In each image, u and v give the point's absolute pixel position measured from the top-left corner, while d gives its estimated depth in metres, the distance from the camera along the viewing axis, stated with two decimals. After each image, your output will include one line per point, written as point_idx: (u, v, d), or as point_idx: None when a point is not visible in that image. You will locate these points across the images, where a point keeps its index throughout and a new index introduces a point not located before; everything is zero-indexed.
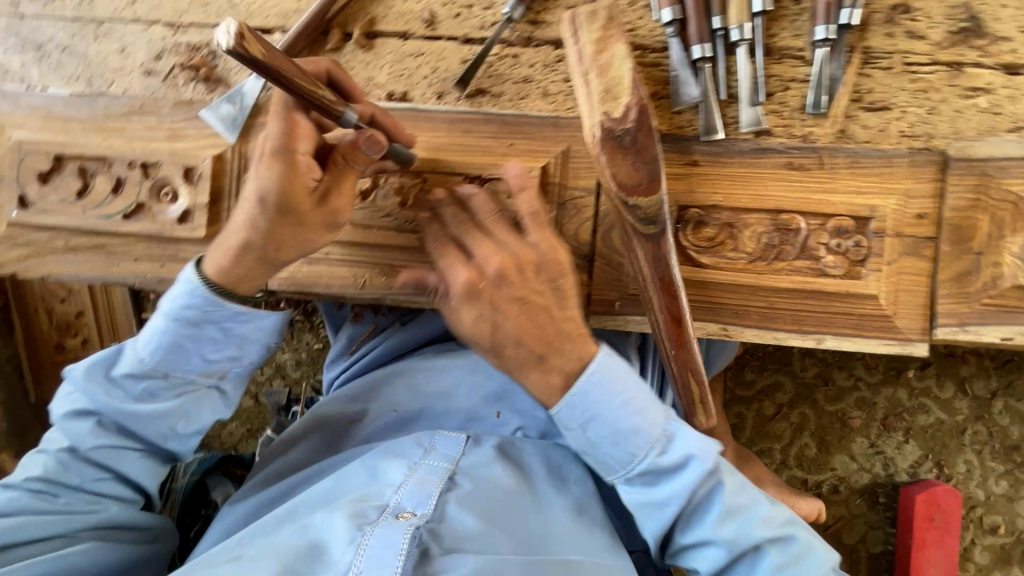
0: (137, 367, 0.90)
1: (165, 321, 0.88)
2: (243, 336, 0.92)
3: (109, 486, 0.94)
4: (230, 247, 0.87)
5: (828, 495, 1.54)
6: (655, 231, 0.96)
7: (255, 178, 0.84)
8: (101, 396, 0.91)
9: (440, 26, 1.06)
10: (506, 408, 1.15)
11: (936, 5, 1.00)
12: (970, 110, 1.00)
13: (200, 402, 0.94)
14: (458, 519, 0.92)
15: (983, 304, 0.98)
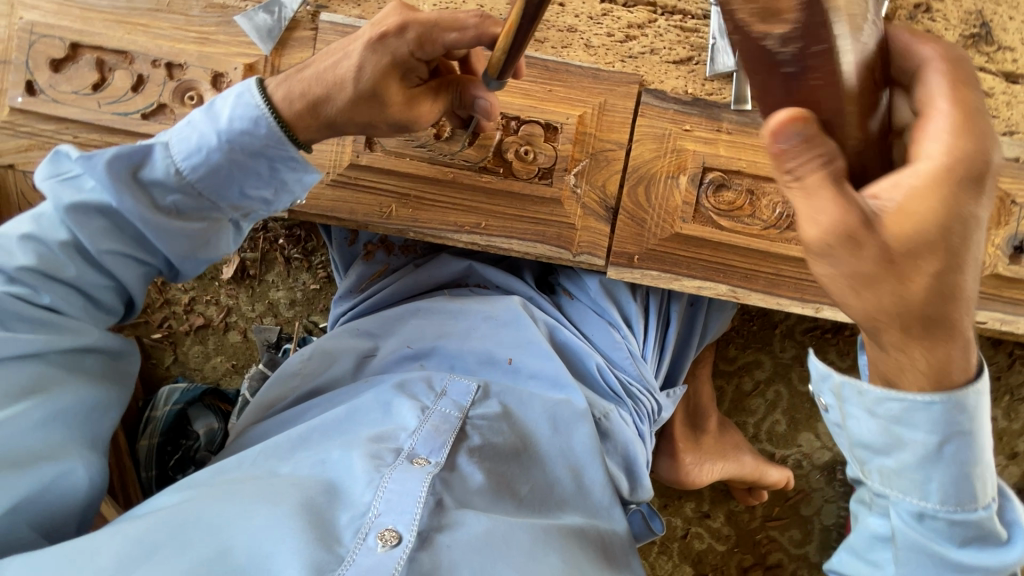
0: (173, 176, 0.87)
1: (214, 140, 0.85)
2: (285, 183, 0.92)
3: (100, 294, 0.93)
4: (293, 87, 0.86)
5: (792, 469, 1.64)
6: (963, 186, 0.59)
7: (359, 53, 0.85)
8: (120, 195, 0.84)
9: None
10: (520, 356, 1.15)
11: (954, 9, 1.08)
12: None
13: (223, 232, 0.93)
14: (468, 470, 0.94)
15: None
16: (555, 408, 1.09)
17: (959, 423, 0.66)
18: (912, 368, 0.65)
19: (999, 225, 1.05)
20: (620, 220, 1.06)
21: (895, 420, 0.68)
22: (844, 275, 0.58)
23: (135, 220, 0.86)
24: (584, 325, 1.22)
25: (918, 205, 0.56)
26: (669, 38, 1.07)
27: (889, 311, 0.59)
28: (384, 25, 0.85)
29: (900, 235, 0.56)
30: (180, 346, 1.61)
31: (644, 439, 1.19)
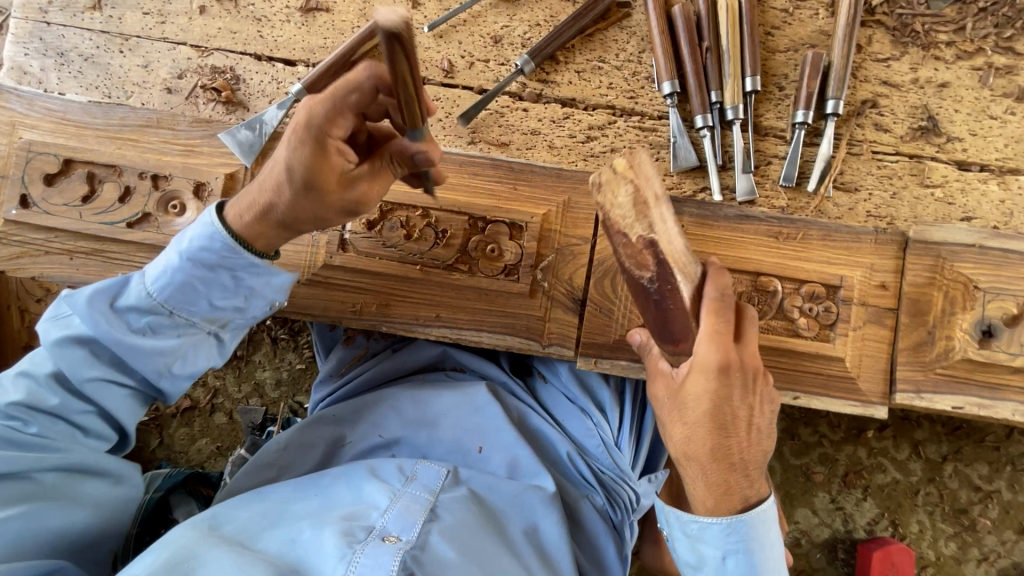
0: (145, 301, 0.91)
1: (177, 260, 0.89)
2: (251, 289, 0.94)
3: (88, 419, 0.95)
4: (245, 214, 0.89)
5: (790, 547, 1.59)
6: (709, 386, 0.85)
7: (284, 150, 0.84)
8: (102, 325, 0.90)
9: (458, 75, 1.13)
10: (489, 443, 1.17)
11: (901, 103, 1.13)
12: (927, 198, 1.12)
13: (199, 346, 0.96)
14: (439, 548, 0.92)
15: (936, 373, 1.07)
16: (520, 494, 1.10)
17: (733, 541, 0.87)
18: (699, 493, 0.88)
19: (965, 309, 1.07)
20: (587, 312, 1.08)
21: (696, 537, 0.89)
22: (675, 402, 0.88)
23: (113, 345, 0.90)
24: (557, 411, 1.23)
25: (695, 385, 0.86)
26: (628, 137, 1.12)
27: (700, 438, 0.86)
28: (301, 117, 0.84)
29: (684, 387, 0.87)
30: (166, 429, 1.62)
31: (622, 531, 1.16)
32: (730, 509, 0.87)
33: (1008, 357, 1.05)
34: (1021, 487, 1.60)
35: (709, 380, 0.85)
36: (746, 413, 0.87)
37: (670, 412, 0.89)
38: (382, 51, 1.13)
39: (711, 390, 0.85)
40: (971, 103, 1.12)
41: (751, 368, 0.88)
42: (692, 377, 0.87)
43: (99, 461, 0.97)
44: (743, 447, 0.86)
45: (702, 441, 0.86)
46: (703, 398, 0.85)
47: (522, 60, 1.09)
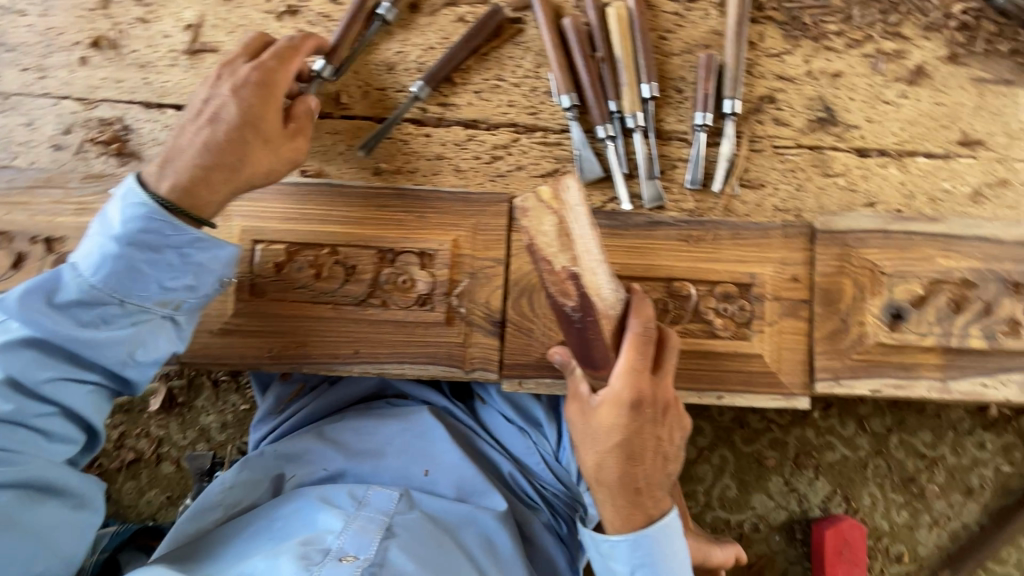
0: (88, 293, 0.90)
1: (114, 247, 0.89)
2: (201, 264, 0.94)
3: (48, 421, 0.91)
4: (181, 176, 0.92)
5: (749, 533, 1.61)
6: (621, 419, 0.88)
7: (229, 98, 0.95)
8: (46, 322, 0.88)
9: (356, 106, 1.11)
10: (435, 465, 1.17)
11: (797, 96, 1.14)
12: (831, 187, 1.13)
13: (156, 332, 0.95)
14: (397, 563, 0.93)
15: (852, 359, 1.09)
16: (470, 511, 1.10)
17: (640, 556, 0.91)
18: (610, 515, 0.92)
19: (874, 295, 1.09)
20: (508, 333, 1.08)
21: (606, 554, 0.94)
22: (591, 431, 0.90)
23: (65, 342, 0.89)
24: (498, 431, 1.22)
25: (610, 417, 0.88)
26: (534, 154, 1.12)
27: (610, 468, 0.90)
28: (249, 73, 0.96)
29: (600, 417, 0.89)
30: (113, 484, 1.58)
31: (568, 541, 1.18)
32: (634, 527, 0.91)
33: (918, 337, 1.08)
34: (964, 450, 1.64)
35: (622, 415, 0.88)
36: (655, 445, 0.91)
37: (583, 440, 0.91)
38: None
39: (626, 423, 0.88)
40: (865, 90, 1.14)
41: (664, 399, 0.91)
42: (608, 409, 0.89)
43: (61, 476, 0.91)
44: (649, 476, 0.90)
45: (612, 469, 0.90)
46: (615, 429, 0.88)
47: (417, 86, 1.09)
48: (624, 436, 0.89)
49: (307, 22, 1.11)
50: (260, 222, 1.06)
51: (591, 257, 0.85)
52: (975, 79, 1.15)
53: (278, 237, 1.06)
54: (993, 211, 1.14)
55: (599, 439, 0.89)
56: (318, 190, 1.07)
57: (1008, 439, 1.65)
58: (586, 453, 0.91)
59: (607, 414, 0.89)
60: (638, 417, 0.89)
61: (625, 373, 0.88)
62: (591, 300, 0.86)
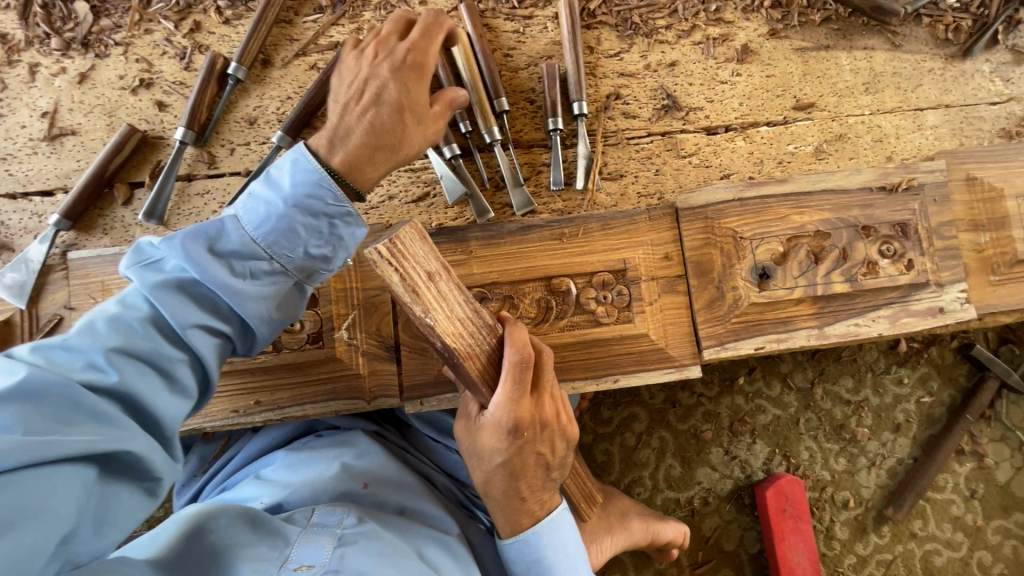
0: (247, 246, 0.88)
1: (285, 206, 0.89)
2: (342, 240, 0.93)
3: (184, 370, 0.84)
4: (350, 151, 0.95)
5: (700, 508, 1.65)
6: (502, 445, 0.92)
7: (375, 70, 0.98)
8: (210, 270, 0.85)
9: (222, 164, 1.14)
10: (375, 479, 1.11)
11: (641, 89, 1.22)
12: (687, 167, 1.21)
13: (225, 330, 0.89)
14: (356, 565, 0.86)
15: (733, 323, 1.15)
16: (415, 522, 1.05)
17: (530, 552, 1.00)
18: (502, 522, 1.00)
19: (740, 259, 1.16)
20: (403, 356, 1.11)
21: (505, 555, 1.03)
22: (476, 451, 0.95)
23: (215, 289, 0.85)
24: (433, 450, 1.26)
25: (491, 438, 0.92)
26: (402, 181, 1.18)
27: (496, 483, 0.97)
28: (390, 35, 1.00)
29: (482, 440, 0.93)
30: None
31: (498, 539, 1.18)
32: (520, 529, 1.00)
33: (787, 292, 1.15)
34: (884, 389, 1.73)
35: (503, 439, 0.92)
36: (538, 458, 0.96)
37: (471, 461, 0.97)
38: (141, 160, 1.13)
39: (506, 445, 0.92)
40: (701, 74, 1.23)
41: (547, 414, 0.94)
42: (489, 434, 0.92)
43: (154, 454, 0.79)
44: (532, 486, 0.98)
45: (499, 483, 0.96)
46: (496, 450, 0.93)
47: (278, 137, 1.12)
48: (508, 455, 0.93)
49: (162, 92, 1.14)
50: None
51: (444, 303, 0.85)
52: (798, 49, 1.25)
53: None
54: (836, 164, 1.23)
55: (482, 459, 0.95)
56: None
57: (923, 371, 1.75)
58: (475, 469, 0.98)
59: (489, 437, 0.92)
60: (519, 439, 0.92)
61: (504, 398, 0.89)
62: (454, 344, 0.86)
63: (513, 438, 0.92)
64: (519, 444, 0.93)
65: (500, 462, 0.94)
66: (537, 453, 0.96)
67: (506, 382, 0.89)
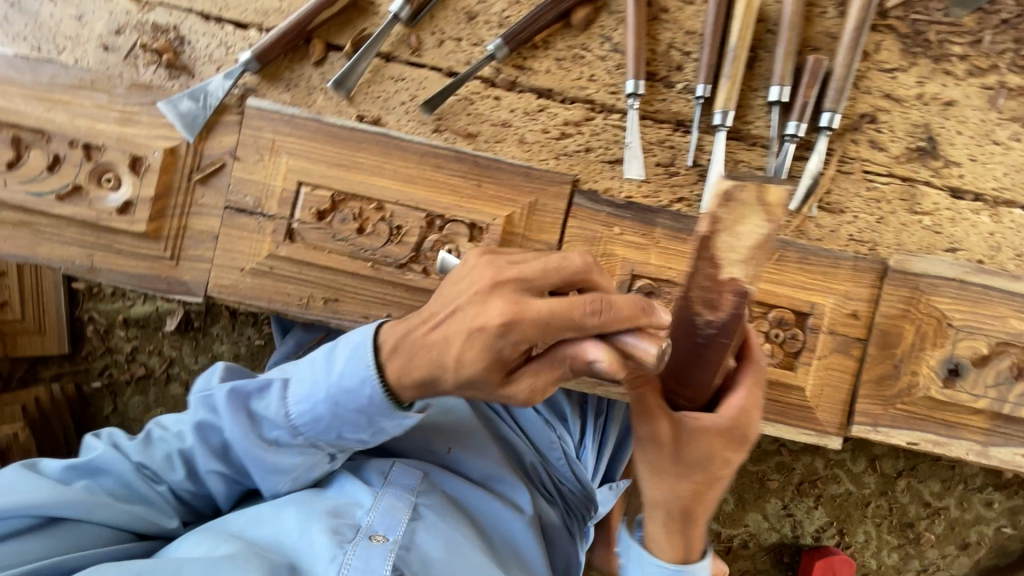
0: (295, 415, 0.87)
1: (336, 396, 0.83)
2: (385, 428, 0.86)
3: (286, 462, 0.92)
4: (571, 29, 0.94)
5: (737, 548, 1.63)
6: (724, 452, 0.78)
7: None
8: (255, 442, 0.89)
9: (426, 54, 1.03)
10: (458, 446, 1.10)
11: (901, 121, 1.05)
12: (914, 226, 1.06)
13: (314, 463, 0.94)
14: (426, 546, 0.92)
15: (897, 408, 1.05)
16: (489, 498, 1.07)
17: None
18: None
19: (934, 346, 1.03)
20: None
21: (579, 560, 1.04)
22: (683, 454, 0.77)
23: (269, 454, 0.90)
24: (525, 421, 1.17)
25: (712, 442, 0.77)
26: (606, 137, 1.04)
27: (687, 494, 0.80)
28: None
29: (696, 444, 0.77)
30: (119, 396, 1.56)
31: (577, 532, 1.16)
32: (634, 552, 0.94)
33: (970, 398, 1.03)
34: (969, 505, 1.62)
35: (725, 445, 0.78)
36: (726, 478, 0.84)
37: (647, 466, 0.80)
38: (345, 22, 1.02)
39: (725, 452, 0.78)
40: (976, 125, 1.05)
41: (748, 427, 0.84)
42: (713, 437, 0.77)
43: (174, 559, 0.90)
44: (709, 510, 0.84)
45: (689, 495, 0.80)
46: (706, 458, 0.77)
47: (495, 44, 1.00)
48: (714, 466, 0.79)
49: None
50: (308, 163, 1.00)
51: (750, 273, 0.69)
52: None
53: (324, 182, 1.00)
54: None
55: (685, 465, 0.78)
56: (373, 138, 1.00)
57: (1016, 502, 1.62)
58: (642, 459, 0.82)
59: (710, 440, 0.77)
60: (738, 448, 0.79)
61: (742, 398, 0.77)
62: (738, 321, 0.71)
63: (732, 447, 0.78)
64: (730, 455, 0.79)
65: (704, 473, 0.79)
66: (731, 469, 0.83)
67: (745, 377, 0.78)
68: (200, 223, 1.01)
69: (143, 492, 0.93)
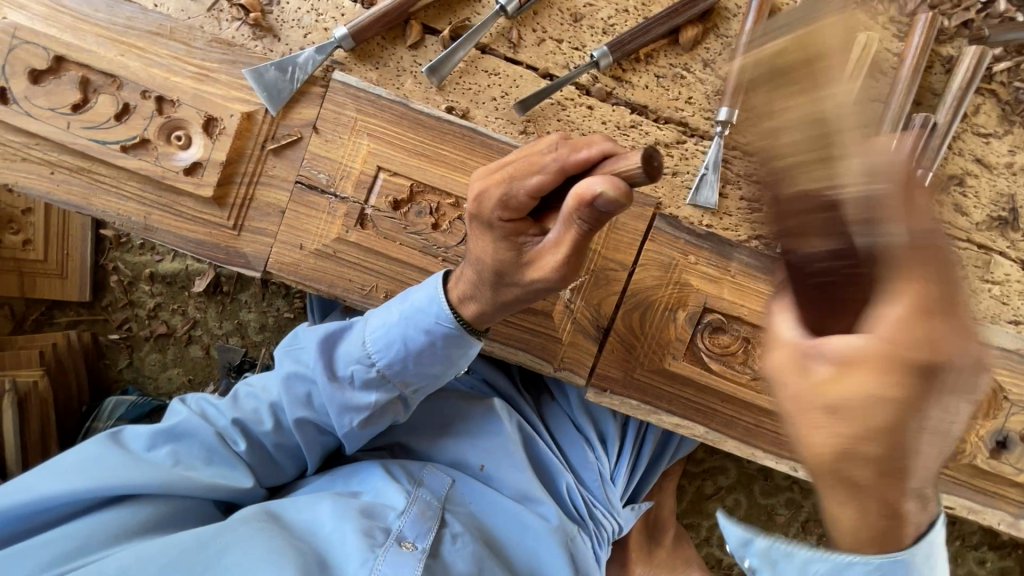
0: (369, 351, 0.90)
1: (423, 323, 0.88)
2: (458, 358, 0.92)
3: (357, 395, 0.92)
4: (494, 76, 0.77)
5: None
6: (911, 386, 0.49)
7: None
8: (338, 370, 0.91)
9: (523, 52, 1.00)
10: (492, 462, 1.03)
11: (987, 187, 1.04)
12: (984, 294, 1.06)
13: (386, 404, 0.94)
14: (452, 557, 0.88)
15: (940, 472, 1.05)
16: (522, 517, 1.00)
17: None
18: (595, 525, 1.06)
19: (986, 416, 1.03)
20: (609, 343, 1.01)
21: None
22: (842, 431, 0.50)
23: (350, 385, 0.92)
24: (562, 436, 1.12)
25: (858, 379, 0.50)
26: (694, 162, 1.02)
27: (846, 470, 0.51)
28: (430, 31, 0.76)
29: (843, 392, 0.50)
30: (138, 352, 1.51)
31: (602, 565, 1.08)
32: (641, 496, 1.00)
33: (1013, 471, 1.03)
34: (963, 562, 1.63)
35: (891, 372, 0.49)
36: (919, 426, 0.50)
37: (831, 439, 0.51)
38: (444, 6, 0.99)
39: (896, 396, 0.49)
40: None
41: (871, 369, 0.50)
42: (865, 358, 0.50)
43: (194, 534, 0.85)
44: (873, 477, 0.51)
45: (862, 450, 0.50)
46: (854, 442, 0.50)
47: (600, 51, 0.96)
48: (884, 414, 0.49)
49: None
50: (388, 148, 0.96)
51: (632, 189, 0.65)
52: None
53: (404, 171, 0.96)
54: None
55: (839, 423, 0.50)
56: (460, 132, 0.96)
57: (1008, 564, 1.63)
58: (812, 435, 0.52)
59: (849, 388, 0.50)
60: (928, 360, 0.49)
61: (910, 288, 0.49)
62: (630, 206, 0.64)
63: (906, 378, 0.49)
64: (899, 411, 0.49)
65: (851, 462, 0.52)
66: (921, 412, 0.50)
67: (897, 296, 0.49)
68: (268, 195, 0.97)
69: (226, 455, 0.93)
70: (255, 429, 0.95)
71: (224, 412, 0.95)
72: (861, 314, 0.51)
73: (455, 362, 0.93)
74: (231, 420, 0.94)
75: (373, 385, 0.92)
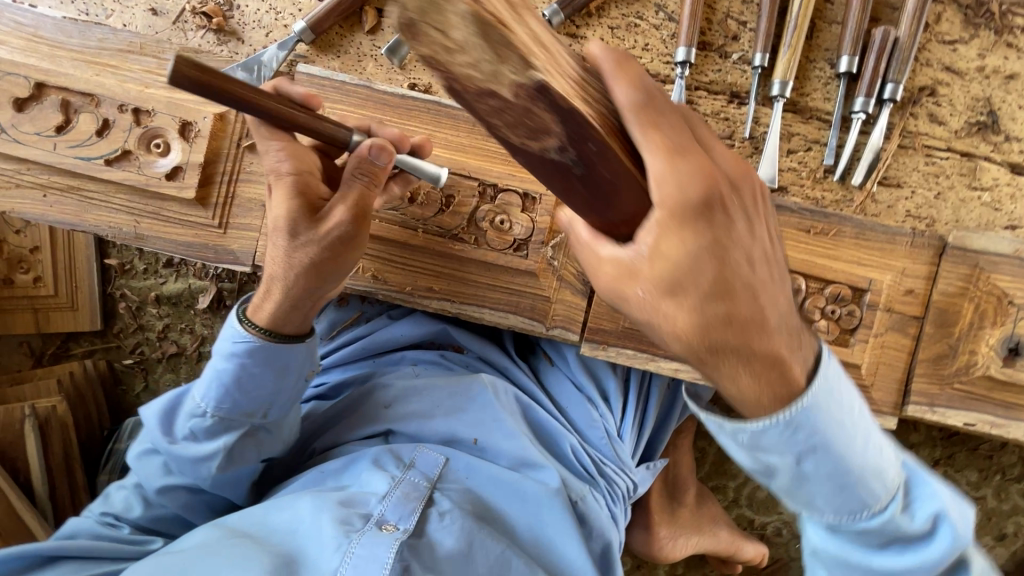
0: (195, 403, 0.91)
1: (221, 356, 0.89)
2: (220, 379, 0.89)
3: (199, 446, 0.92)
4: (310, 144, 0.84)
5: (771, 536, 1.47)
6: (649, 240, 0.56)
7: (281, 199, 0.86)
8: (159, 431, 0.94)
9: None
10: (486, 434, 0.99)
11: (961, 94, 1.03)
12: (973, 202, 1.04)
13: (251, 442, 0.94)
14: (439, 535, 0.82)
15: (953, 388, 1.02)
16: (519, 484, 0.95)
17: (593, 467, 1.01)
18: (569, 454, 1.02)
19: (995, 324, 1.00)
20: (597, 296, 1.01)
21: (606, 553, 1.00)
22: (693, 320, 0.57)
23: (189, 439, 0.92)
24: (562, 400, 1.11)
25: (670, 246, 0.55)
26: None
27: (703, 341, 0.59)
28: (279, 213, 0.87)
29: (655, 270, 0.56)
30: (151, 374, 1.55)
31: (618, 521, 1.07)
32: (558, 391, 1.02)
33: None
34: (1007, 497, 1.55)
35: (681, 231, 0.55)
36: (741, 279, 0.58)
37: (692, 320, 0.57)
38: None
39: (676, 263, 0.55)
40: None
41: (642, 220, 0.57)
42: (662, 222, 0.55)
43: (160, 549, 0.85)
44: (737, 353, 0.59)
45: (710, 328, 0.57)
46: (698, 312, 0.57)
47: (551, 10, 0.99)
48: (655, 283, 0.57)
49: None
50: None
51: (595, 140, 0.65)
52: None
53: None
54: None
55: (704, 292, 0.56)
56: (424, 105, 0.98)
57: None
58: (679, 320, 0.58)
59: (658, 275, 0.56)
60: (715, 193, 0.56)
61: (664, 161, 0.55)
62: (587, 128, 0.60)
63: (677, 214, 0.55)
64: (674, 272, 0.56)
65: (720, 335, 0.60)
66: (679, 252, 0.56)
67: (651, 152, 0.55)
68: (248, 191, 0.99)
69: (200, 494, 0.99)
70: (187, 492, 0.97)
71: (153, 479, 0.97)
72: (622, 190, 0.56)
73: (276, 379, 0.90)
74: (158, 487, 0.96)
75: (201, 435, 0.91)
